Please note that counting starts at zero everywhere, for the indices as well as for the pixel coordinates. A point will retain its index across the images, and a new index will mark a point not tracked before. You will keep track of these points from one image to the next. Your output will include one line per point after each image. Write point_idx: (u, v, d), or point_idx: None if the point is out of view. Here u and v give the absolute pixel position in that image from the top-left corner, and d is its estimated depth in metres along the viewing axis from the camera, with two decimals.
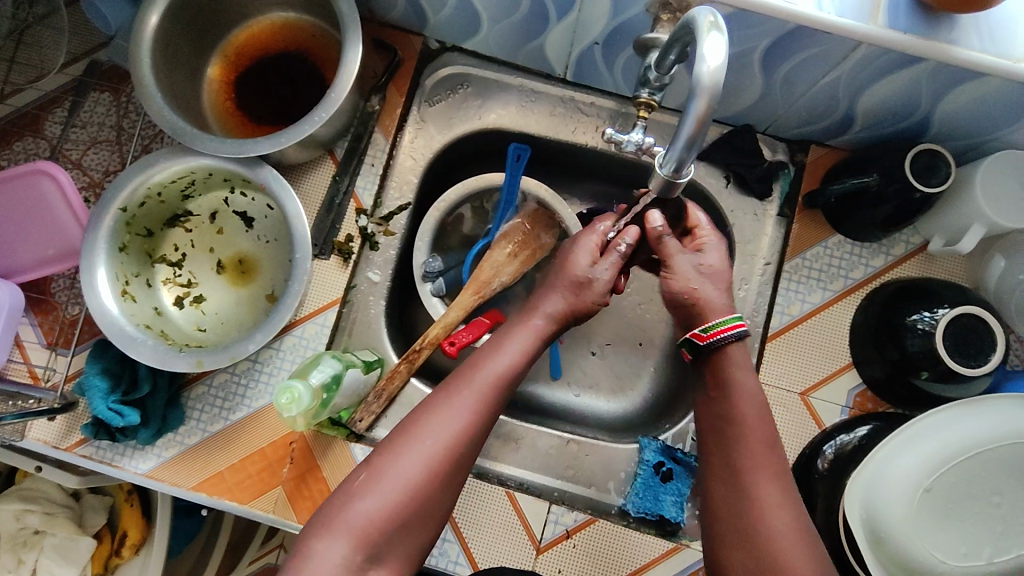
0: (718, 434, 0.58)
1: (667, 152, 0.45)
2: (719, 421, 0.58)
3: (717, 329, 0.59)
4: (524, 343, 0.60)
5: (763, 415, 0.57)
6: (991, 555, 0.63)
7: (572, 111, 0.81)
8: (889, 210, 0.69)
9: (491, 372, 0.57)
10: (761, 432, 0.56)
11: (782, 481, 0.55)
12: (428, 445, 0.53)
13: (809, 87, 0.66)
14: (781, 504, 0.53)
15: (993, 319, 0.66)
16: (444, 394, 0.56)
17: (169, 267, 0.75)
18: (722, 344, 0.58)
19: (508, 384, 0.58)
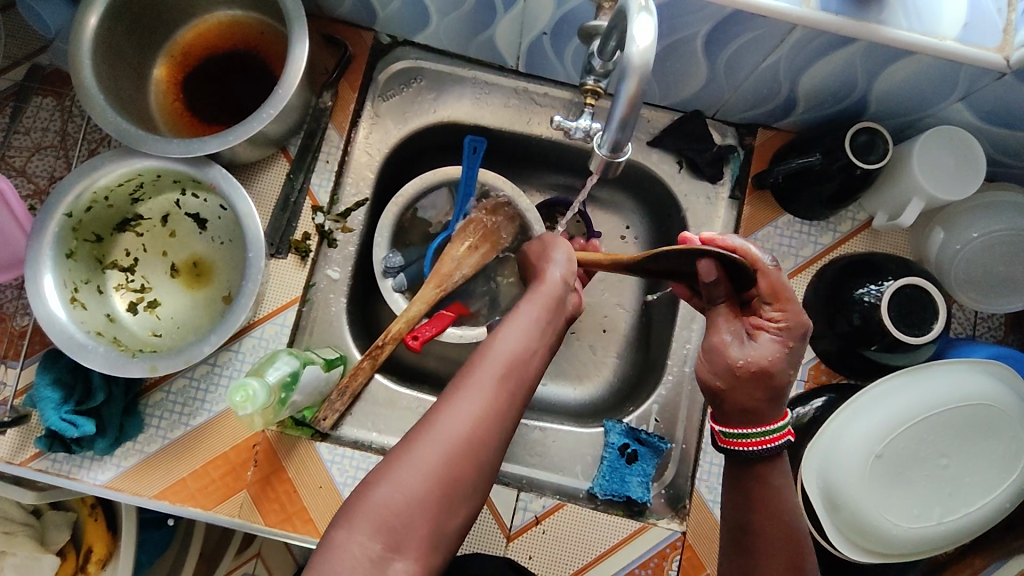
0: (736, 538, 0.56)
1: (604, 131, 0.46)
2: (741, 538, 0.56)
3: (738, 441, 0.54)
4: (536, 320, 0.62)
5: (781, 524, 0.54)
6: (941, 515, 0.67)
7: (526, 103, 0.81)
8: (834, 187, 0.71)
9: (500, 360, 0.58)
10: (774, 543, 0.54)
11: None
12: (448, 425, 0.54)
13: (752, 71, 0.68)
14: None
15: (935, 289, 0.69)
16: (458, 382, 0.57)
17: (120, 273, 0.74)
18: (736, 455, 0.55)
19: (523, 362, 0.59)
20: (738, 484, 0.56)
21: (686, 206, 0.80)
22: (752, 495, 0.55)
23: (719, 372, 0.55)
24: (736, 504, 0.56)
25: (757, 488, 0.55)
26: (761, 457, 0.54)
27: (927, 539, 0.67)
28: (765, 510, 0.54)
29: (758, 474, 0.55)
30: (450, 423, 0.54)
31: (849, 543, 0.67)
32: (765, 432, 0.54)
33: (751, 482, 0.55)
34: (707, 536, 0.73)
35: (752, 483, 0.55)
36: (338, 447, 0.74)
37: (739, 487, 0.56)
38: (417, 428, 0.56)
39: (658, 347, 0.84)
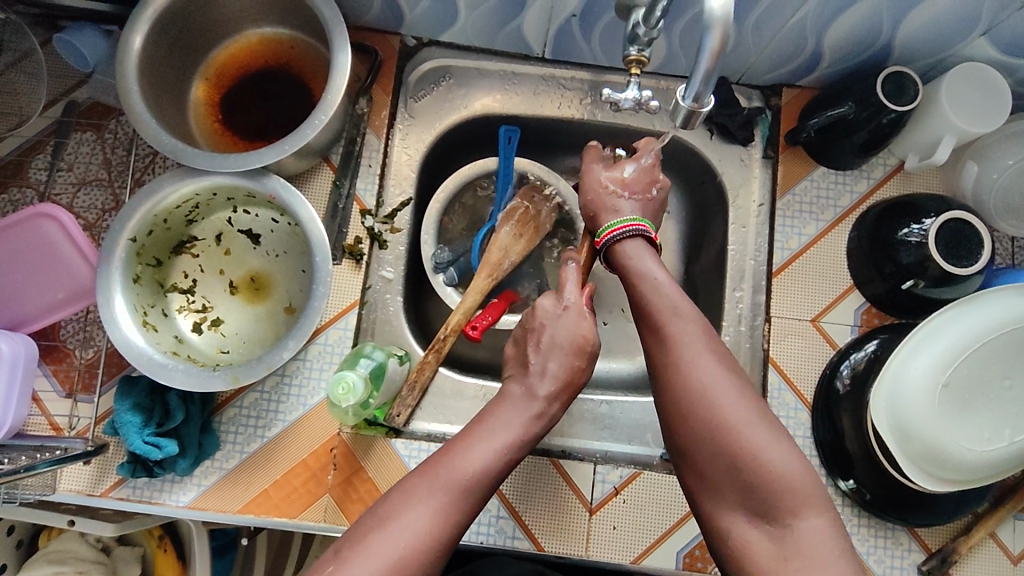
0: (641, 312, 0.62)
1: (687, 86, 0.49)
2: (640, 310, 0.62)
3: (609, 229, 0.68)
4: (511, 427, 0.61)
5: (672, 286, 0.61)
6: (1011, 436, 0.69)
7: (554, 88, 0.83)
8: (865, 136, 0.74)
9: (472, 465, 0.57)
10: (669, 303, 0.60)
11: (709, 342, 0.58)
12: (411, 528, 0.53)
13: (779, 30, 0.70)
14: (701, 354, 0.57)
15: (976, 220, 0.71)
16: (424, 480, 0.56)
17: (181, 295, 0.74)
18: (613, 241, 0.68)
19: (490, 478, 0.58)
20: (627, 269, 0.65)
21: (721, 171, 0.83)
22: (639, 271, 0.64)
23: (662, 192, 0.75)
24: (632, 285, 0.64)
25: (637, 266, 0.64)
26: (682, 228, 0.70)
27: (1001, 460, 0.69)
28: (654, 284, 0.62)
29: (625, 254, 0.66)
30: (402, 525, 0.53)
31: (924, 474, 0.69)
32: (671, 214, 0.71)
33: (628, 258, 0.66)
34: None
35: (635, 262, 0.65)
36: (414, 441, 0.75)
37: (627, 268, 0.65)
38: (369, 526, 0.54)
39: (708, 312, 0.85)
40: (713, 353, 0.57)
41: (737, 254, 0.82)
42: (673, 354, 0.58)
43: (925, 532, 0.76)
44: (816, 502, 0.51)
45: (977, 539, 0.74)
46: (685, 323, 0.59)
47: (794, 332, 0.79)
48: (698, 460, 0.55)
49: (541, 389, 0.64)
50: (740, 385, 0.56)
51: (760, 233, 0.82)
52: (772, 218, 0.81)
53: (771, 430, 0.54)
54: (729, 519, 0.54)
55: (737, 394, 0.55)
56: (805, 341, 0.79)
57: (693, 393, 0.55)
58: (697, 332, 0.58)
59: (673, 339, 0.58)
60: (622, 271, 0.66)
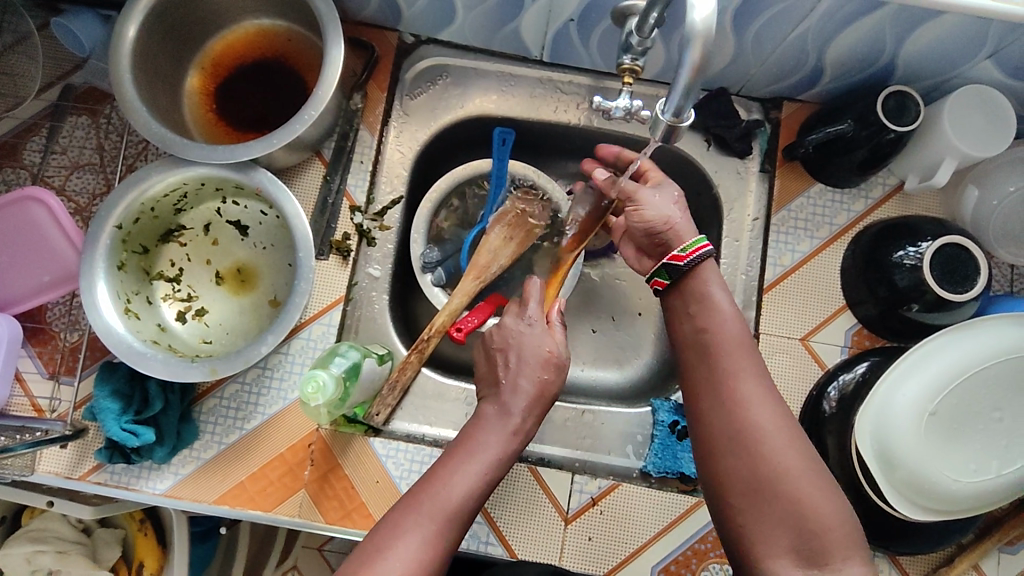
0: (699, 347, 0.63)
1: (667, 99, 0.48)
2: (697, 343, 0.63)
3: (696, 246, 0.65)
4: (494, 449, 0.61)
5: (738, 326, 0.62)
6: (999, 469, 0.67)
7: (552, 91, 0.82)
8: (864, 154, 0.72)
9: (458, 491, 0.58)
10: (733, 340, 0.61)
11: (766, 385, 0.59)
12: (403, 557, 0.53)
13: (780, 43, 0.69)
14: (760, 399, 0.58)
15: (973, 246, 0.70)
16: (412, 508, 0.56)
17: (167, 284, 0.75)
18: (699, 259, 0.65)
19: (473, 504, 0.58)
20: (692, 298, 0.65)
21: (717, 183, 0.82)
22: (702, 302, 0.64)
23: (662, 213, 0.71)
24: (693, 314, 0.64)
25: (702, 295, 0.64)
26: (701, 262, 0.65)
27: (986, 492, 0.67)
28: (719, 318, 0.62)
29: (699, 283, 0.65)
30: (394, 553, 0.53)
31: (907, 503, 0.67)
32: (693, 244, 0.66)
33: (695, 290, 0.65)
34: None
35: (704, 290, 0.64)
36: (392, 440, 0.75)
37: (687, 300, 0.65)
38: (362, 555, 0.54)
39: None
40: (772, 398, 0.59)
41: (728, 268, 0.81)
42: (733, 392, 0.59)
43: (906, 560, 0.74)
44: (859, 551, 0.52)
45: (959, 571, 0.73)
46: (746, 364, 0.60)
47: (782, 349, 0.78)
48: (745, 500, 0.56)
49: (513, 409, 0.63)
50: (792, 431, 0.57)
51: (753, 247, 0.81)
52: (766, 232, 0.80)
53: (818, 477, 0.55)
54: (775, 562, 0.54)
55: (791, 441, 0.56)
56: (792, 359, 0.78)
57: (750, 434, 0.57)
58: (757, 373, 0.60)
59: (733, 378, 0.59)
60: (681, 300, 0.66)
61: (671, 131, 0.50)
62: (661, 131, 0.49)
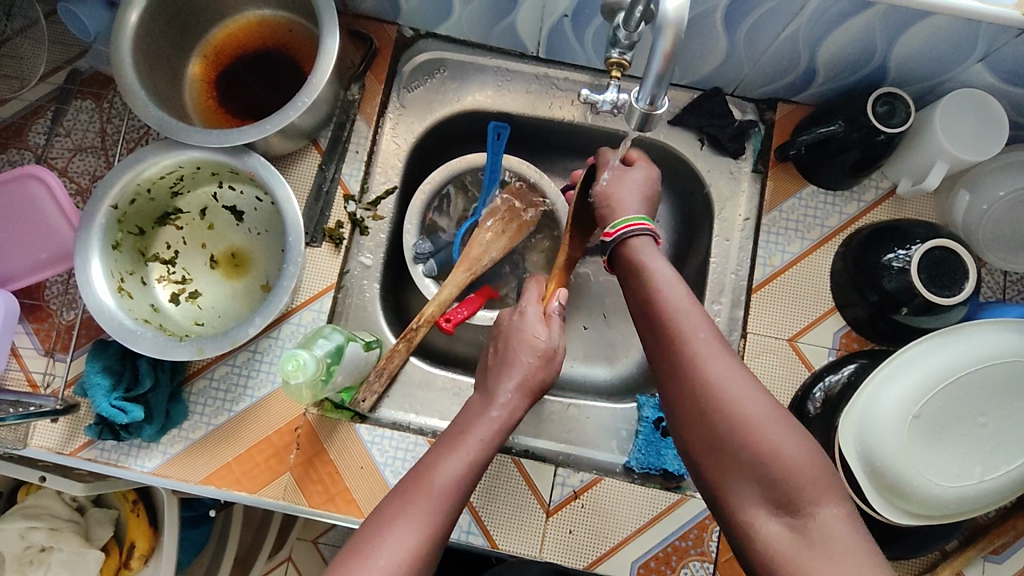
0: (649, 313, 0.63)
1: (641, 88, 0.48)
2: (645, 311, 0.63)
3: (624, 222, 0.67)
4: (482, 438, 0.62)
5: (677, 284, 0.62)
6: (982, 474, 0.67)
7: (547, 88, 0.83)
8: (856, 155, 0.73)
9: (442, 480, 0.58)
10: (675, 299, 0.61)
11: (716, 338, 0.59)
12: (393, 549, 0.52)
13: (772, 42, 0.69)
14: (714, 354, 0.57)
15: (963, 249, 0.69)
16: (399, 504, 0.56)
17: (162, 266, 0.76)
18: (628, 237, 0.67)
19: (461, 490, 0.58)
20: (632, 267, 0.66)
21: (709, 182, 0.82)
22: (643, 267, 0.65)
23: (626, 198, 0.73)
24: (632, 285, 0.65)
25: (638, 263, 0.65)
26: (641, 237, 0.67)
27: (968, 498, 0.67)
28: (656, 281, 0.63)
29: (633, 250, 0.66)
30: (384, 545, 0.53)
31: (888, 506, 0.67)
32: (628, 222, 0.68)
33: (631, 262, 0.66)
34: None
35: (636, 258, 0.65)
36: (377, 427, 0.76)
37: (632, 269, 0.65)
38: (350, 554, 0.53)
39: None
40: (724, 348, 0.58)
41: (718, 267, 0.81)
42: (684, 351, 0.58)
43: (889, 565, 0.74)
44: (833, 491, 0.51)
45: None
46: (694, 317, 0.60)
47: (770, 349, 0.78)
48: (711, 450, 0.55)
49: (496, 398, 0.66)
50: (753, 380, 0.56)
51: (743, 247, 0.81)
52: (757, 232, 0.80)
53: (782, 422, 0.54)
54: (753, 516, 0.53)
55: (749, 390, 0.55)
56: (779, 360, 0.78)
57: (705, 384, 0.56)
58: (705, 327, 0.59)
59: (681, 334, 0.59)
60: (627, 269, 0.66)
61: (648, 117, 0.51)
62: (636, 117, 0.50)
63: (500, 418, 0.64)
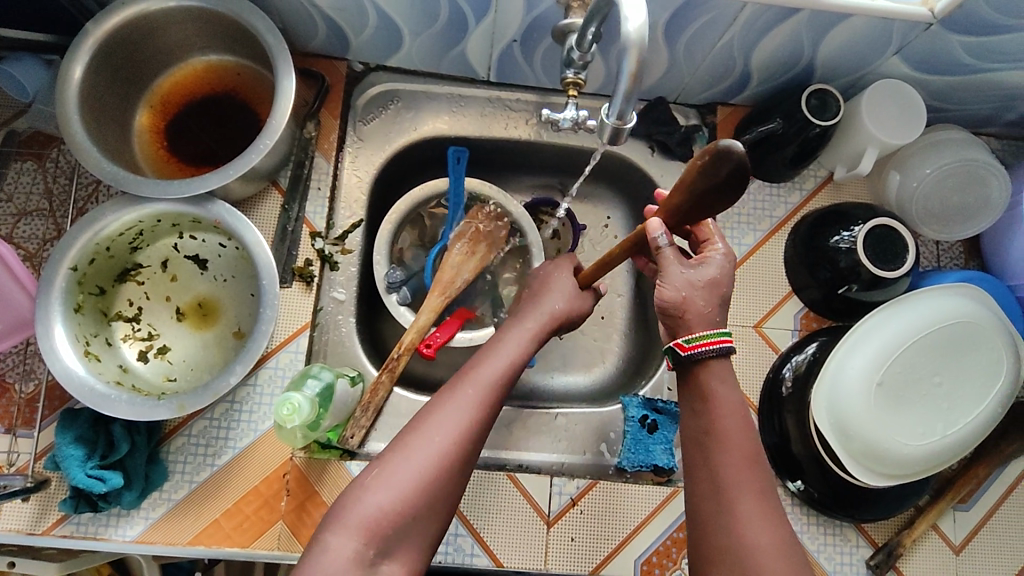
0: (698, 444, 0.56)
1: (611, 104, 0.52)
2: (704, 446, 0.56)
3: (701, 340, 0.57)
4: (521, 343, 0.65)
5: (744, 426, 0.56)
6: (944, 430, 0.72)
7: (500, 109, 0.86)
8: (795, 149, 0.78)
9: (488, 371, 0.61)
10: (740, 449, 0.55)
11: (766, 501, 0.53)
12: (445, 429, 0.56)
13: (709, 52, 0.74)
14: (762, 517, 0.52)
15: (901, 226, 0.75)
16: (448, 389, 0.59)
17: (126, 324, 0.73)
18: (705, 355, 0.57)
19: (505, 380, 0.61)
20: (695, 391, 0.58)
21: (663, 186, 0.86)
22: (707, 400, 0.57)
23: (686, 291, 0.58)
24: (698, 409, 0.57)
25: (708, 390, 0.57)
26: (718, 356, 0.57)
27: (935, 454, 0.72)
28: (722, 413, 0.56)
29: (706, 375, 0.57)
30: (435, 424, 0.56)
31: (863, 469, 0.71)
32: (712, 336, 0.57)
33: (698, 383, 0.58)
34: None
35: (706, 387, 0.57)
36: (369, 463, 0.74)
37: (693, 393, 0.58)
38: (406, 429, 0.57)
39: None
40: (771, 516, 0.53)
41: None
42: (733, 505, 0.53)
43: (871, 527, 0.78)
44: None
45: (920, 531, 0.77)
46: (748, 476, 0.54)
47: (738, 338, 0.82)
48: None
49: (540, 309, 0.70)
50: (794, 554, 0.52)
51: None
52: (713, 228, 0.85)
53: None
54: None
55: (793, 565, 0.51)
56: (748, 347, 0.82)
57: (745, 556, 0.51)
58: (757, 489, 0.54)
59: (734, 492, 0.53)
60: (689, 391, 0.58)
61: (618, 131, 0.54)
62: (608, 132, 0.53)
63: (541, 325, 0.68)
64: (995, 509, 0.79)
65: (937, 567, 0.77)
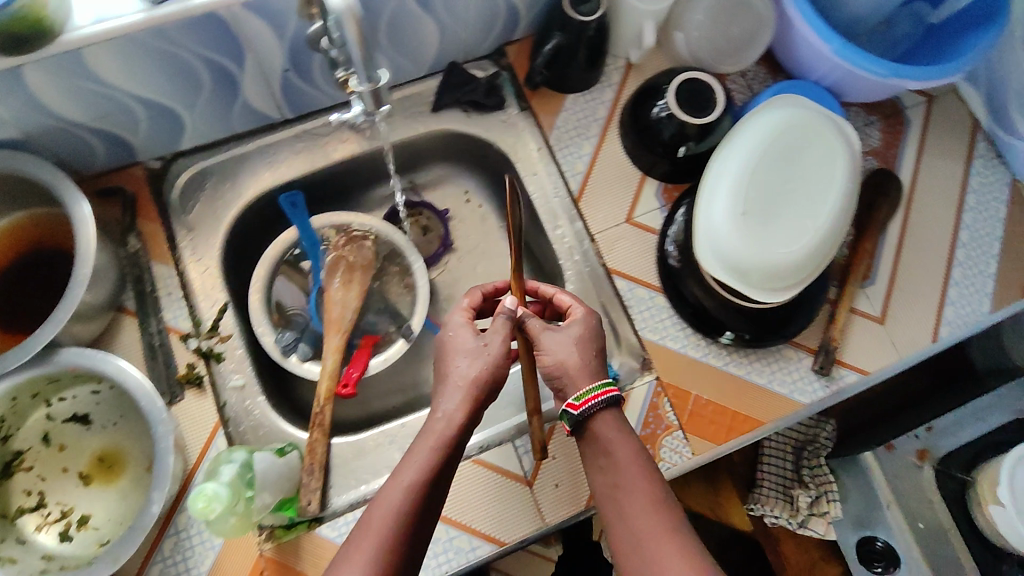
0: (612, 502, 0.58)
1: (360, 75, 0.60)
2: (615, 502, 0.57)
3: (588, 395, 0.60)
4: (427, 459, 0.57)
5: (641, 470, 0.58)
6: (817, 225, 0.75)
7: (312, 140, 0.86)
8: (585, 51, 0.82)
9: (380, 517, 0.53)
10: (645, 492, 0.57)
11: (680, 538, 0.54)
12: None
13: (464, 1, 0.78)
14: (678, 555, 0.53)
15: (701, 73, 0.81)
16: (344, 552, 0.52)
17: (33, 513, 0.68)
18: (592, 410, 0.60)
19: (416, 514, 0.54)
20: (597, 448, 0.60)
21: (493, 138, 0.89)
22: (607, 453, 0.59)
23: (552, 358, 0.64)
24: (604, 467, 0.59)
25: (601, 442, 0.60)
26: (605, 407, 0.60)
27: (818, 249, 0.75)
28: (621, 464, 0.58)
29: (597, 429, 0.60)
30: None
31: (767, 292, 0.75)
32: (603, 386, 0.61)
33: (596, 439, 0.60)
34: (674, 367, 0.79)
35: (600, 441, 0.60)
36: (338, 519, 0.70)
37: (594, 448, 0.60)
38: None
39: (546, 257, 0.89)
40: (691, 557, 0.53)
41: (541, 199, 0.87)
42: (649, 555, 0.53)
43: (803, 338, 0.80)
44: None
45: (843, 320, 0.80)
46: (657, 519, 0.55)
47: (619, 238, 0.84)
48: None
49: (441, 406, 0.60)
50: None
51: (550, 171, 0.87)
52: (552, 153, 0.87)
53: None
54: None
55: None
56: (631, 241, 0.84)
57: None
58: (672, 530, 0.55)
59: (651, 540, 0.54)
60: (590, 449, 0.61)
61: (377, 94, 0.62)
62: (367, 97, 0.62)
63: (447, 435, 0.58)
64: (896, 272, 0.84)
65: (872, 342, 0.80)
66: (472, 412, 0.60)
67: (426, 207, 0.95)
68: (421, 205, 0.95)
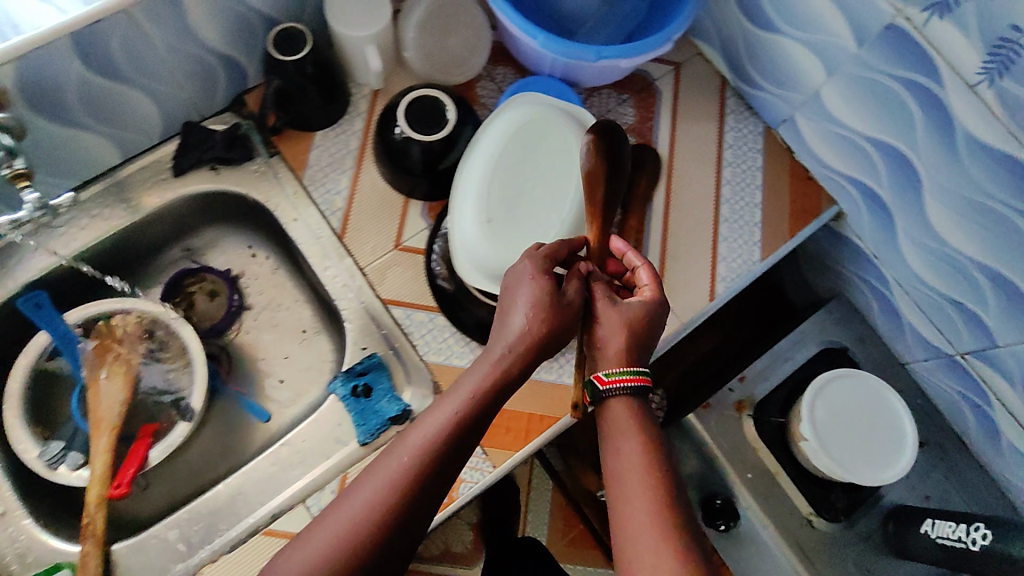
0: (611, 480, 0.57)
1: None
2: (613, 481, 0.57)
3: (619, 374, 0.60)
4: (448, 413, 0.57)
5: (644, 459, 0.56)
6: (561, 216, 0.76)
7: (49, 233, 0.81)
8: (313, 87, 0.80)
9: (352, 507, 0.54)
10: (642, 479, 0.55)
11: (664, 527, 0.52)
12: None
13: (161, 62, 0.75)
14: (652, 548, 0.51)
15: (430, 88, 0.80)
16: (310, 529, 0.55)
17: None
18: (617, 390, 0.60)
19: (400, 494, 0.54)
20: (611, 425, 0.59)
21: (248, 191, 0.85)
22: (614, 435, 0.58)
23: (607, 328, 0.63)
24: (616, 441, 0.58)
25: (613, 420, 0.59)
26: (630, 394, 0.60)
27: (567, 239, 0.76)
28: (624, 437, 0.57)
29: (613, 408, 0.60)
30: None
31: None
32: (631, 372, 0.60)
33: (615, 416, 0.59)
34: None
35: (614, 417, 0.59)
36: None
37: (609, 420, 0.59)
38: None
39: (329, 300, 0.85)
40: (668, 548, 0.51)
41: (308, 242, 0.83)
42: (627, 531, 0.53)
43: None
44: None
45: None
46: (642, 508, 0.53)
47: (390, 267, 0.81)
48: None
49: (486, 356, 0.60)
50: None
51: (309, 213, 0.83)
52: (310, 194, 0.84)
53: None
54: None
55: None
56: (404, 267, 0.81)
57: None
58: (658, 521, 0.52)
59: (633, 522, 0.53)
60: (604, 419, 0.60)
61: None
62: None
63: (488, 368, 0.59)
64: (665, 242, 0.85)
65: None
66: (528, 356, 0.60)
67: (211, 271, 0.90)
68: (202, 270, 0.90)
